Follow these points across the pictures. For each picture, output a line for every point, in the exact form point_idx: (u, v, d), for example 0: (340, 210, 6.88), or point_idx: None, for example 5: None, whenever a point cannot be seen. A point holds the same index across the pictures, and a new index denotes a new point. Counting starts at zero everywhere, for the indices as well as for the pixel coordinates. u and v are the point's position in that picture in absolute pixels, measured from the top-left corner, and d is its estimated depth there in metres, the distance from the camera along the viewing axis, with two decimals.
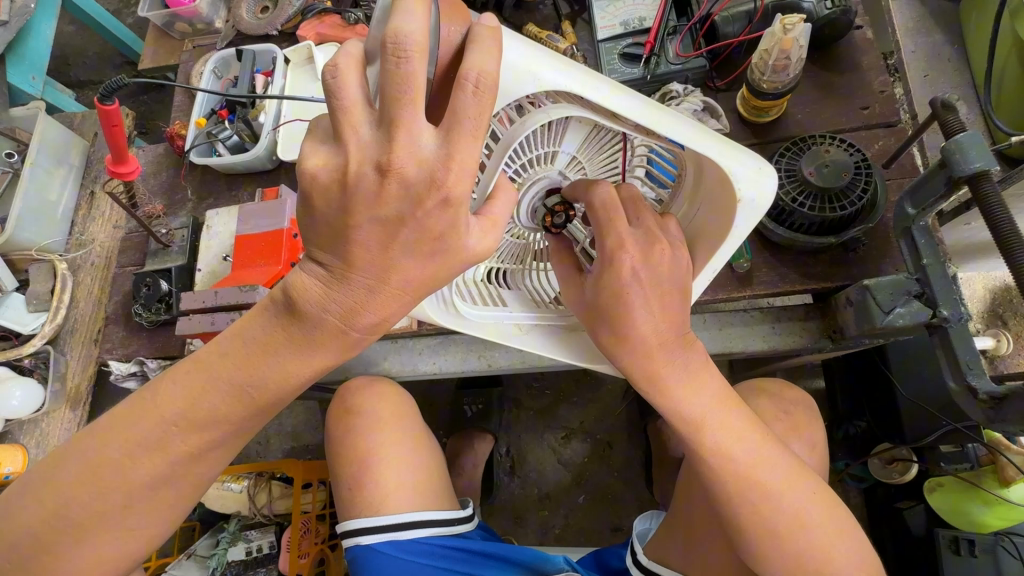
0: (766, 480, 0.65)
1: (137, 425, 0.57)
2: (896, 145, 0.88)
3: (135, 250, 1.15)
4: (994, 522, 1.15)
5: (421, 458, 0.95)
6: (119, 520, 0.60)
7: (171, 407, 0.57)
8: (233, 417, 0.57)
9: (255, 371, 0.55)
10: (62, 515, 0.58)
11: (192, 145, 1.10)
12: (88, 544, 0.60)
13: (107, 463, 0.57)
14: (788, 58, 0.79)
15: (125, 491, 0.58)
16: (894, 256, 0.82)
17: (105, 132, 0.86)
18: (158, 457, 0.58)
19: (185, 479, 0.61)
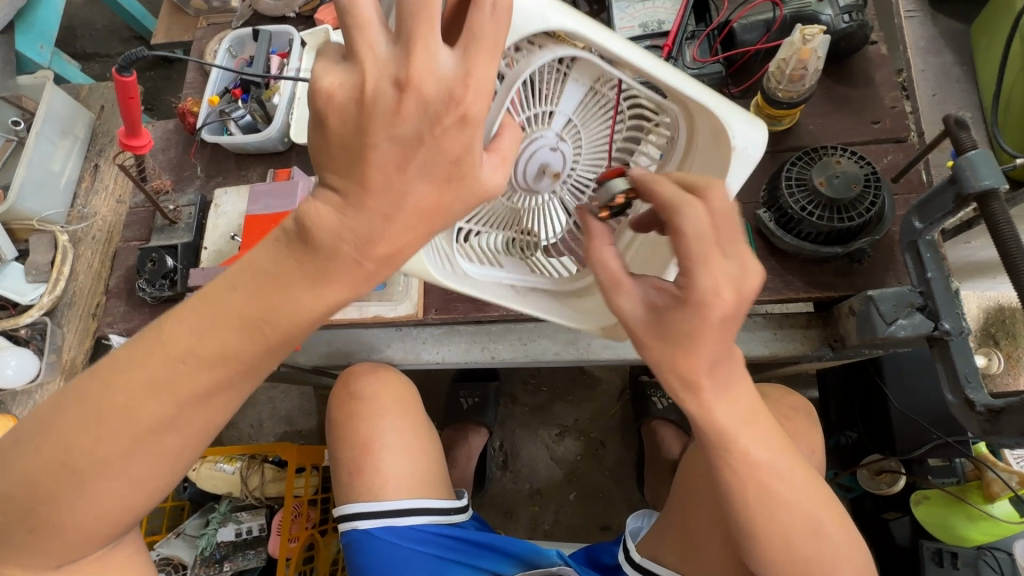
0: (783, 485, 0.64)
1: (142, 366, 0.54)
2: (905, 160, 0.89)
3: (140, 225, 1.14)
4: (978, 536, 1.18)
5: (422, 445, 0.96)
6: (124, 467, 0.57)
7: (177, 346, 0.53)
8: (247, 356, 0.54)
9: (267, 305, 0.52)
10: (63, 464, 0.56)
11: (204, 122, 1.10)
12: (88, 492, 0.57)
13: (111, 406, 0.54)
14: (806, 68, 0.79)
15: (126, 436, 0.55)
16: (898, 269, 0.83)
17: (120, 102, 0.85)
18: (166, 399, 0.54)
19: (192, 428, 0.57)
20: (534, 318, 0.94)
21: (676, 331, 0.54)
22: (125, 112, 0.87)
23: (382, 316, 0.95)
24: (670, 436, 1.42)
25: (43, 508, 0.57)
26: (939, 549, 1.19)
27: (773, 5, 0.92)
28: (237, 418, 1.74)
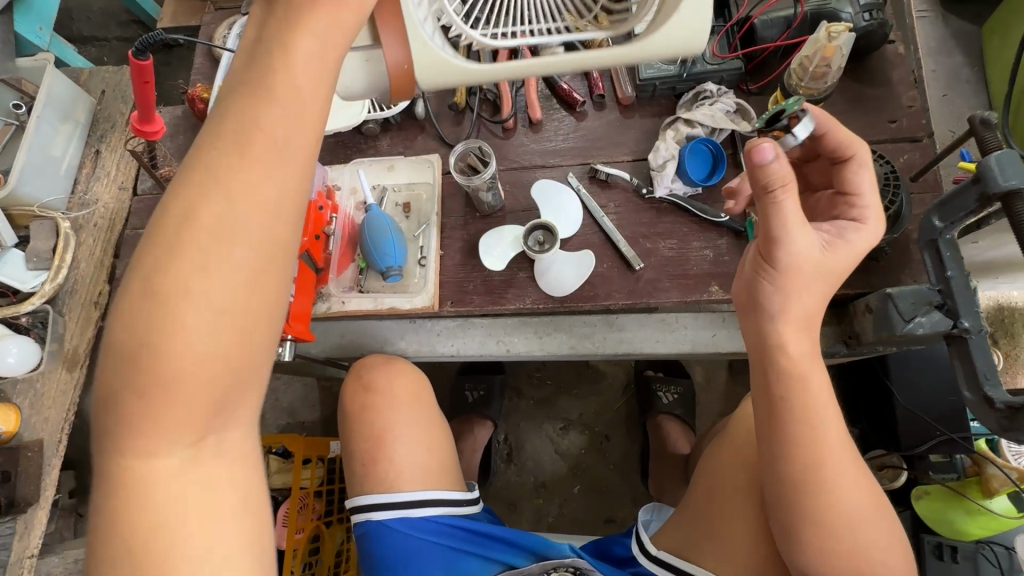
0: (831, 448, 0.70)
1: (161, 314, 0.48)
2: (921, 159, 0.90)
3: (148, 213, 1.13)
4: (976, 530, 1.21)
5: (436, 438, 0.96)
6: (207, 370, 0.49)
7: (201, 202, 0.49)
8: (264, 208, 0.50)
9: (257, 119, 0.50)
10: (143, 409, 0.50)
11: (215, 109, 1.08)
12: (186, 420, 0.51)
13: (153, 368, 0.48)
14: (829, 65, 0.80)
15: (193, 379, 0.49)
16: (914, 268, 0.84)
17: (135, 87, 0.83)
18: (222, 256, 0.49)
19: (257, 343, 0.51)
20: (550, 310, 0.94)
21: (837, 269, 0.67)
22: (138, 96, 0.85)
23: (398, 308, 0.95)
24: (675, 431, 1.43)
25: (130, 511, 0.51)
26: (939, 543, 1.24)
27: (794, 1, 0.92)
28: None
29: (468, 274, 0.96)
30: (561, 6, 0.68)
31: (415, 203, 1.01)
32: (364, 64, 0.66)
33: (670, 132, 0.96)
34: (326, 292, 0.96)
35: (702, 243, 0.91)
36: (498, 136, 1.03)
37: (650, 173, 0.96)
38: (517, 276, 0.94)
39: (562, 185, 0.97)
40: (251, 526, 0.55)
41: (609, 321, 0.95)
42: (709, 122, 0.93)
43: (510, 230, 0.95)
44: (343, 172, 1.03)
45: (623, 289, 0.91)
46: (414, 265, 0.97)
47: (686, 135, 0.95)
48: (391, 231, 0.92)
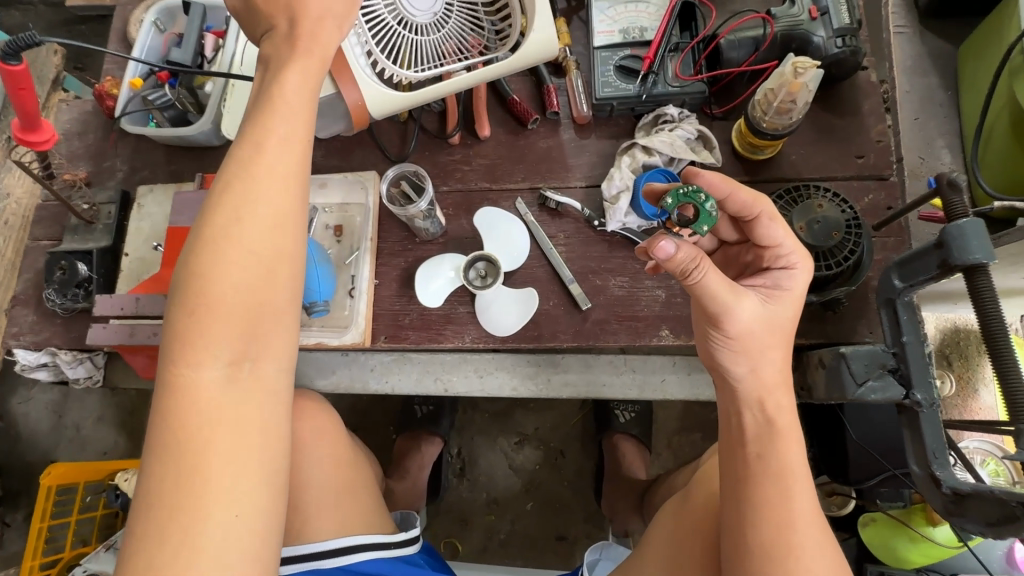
0: (800, 521, 0.67)
1: (208, 254, 0.57)
2: (885, 201, 0.85)
3: (52, 222, 1.00)
4: (916, 558, 1.22)
5: (354, 497, 0.88)
6: (242, 290, 0.57)
7: (235, 160, 0.59)
8: (292, 160, 0.60)
9: (283, 91, 0.61)
10: (185, 334, 0.56)
11: (124, 109, 0.96)
12: (223, 342, 0.56)
13: (204, 295, 0.56)
14: (795, 101, 0.73)
15: (232, 304, 0.57)
16: (871, 319, 0.80)
17: (9, 94, 0.71)
18: (252, 193, 0.58)
19: (283, 272, 0.59)
20: (491, 349, 0.87)
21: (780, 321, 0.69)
22: (19, 104, 0.73)
23: (325, 344, 0.87)
24: (631, 452, 1.40)
25: (170, 430, 0.55)
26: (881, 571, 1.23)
27: (764, 21, 0.86)
28: None
29: (404, 306, 0.88)
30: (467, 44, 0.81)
31: (348, 225, 0.91)
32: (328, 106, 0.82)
33: (627, 158, 0.88)
34: None
35: (655, 282, 0.85)
36: (442, 152, 0.94)
37: (603, 203, 0.89)
38: (456, 311, 0.87)
39: (509, 213, 0.90)
40: (269, 443, 0.58)
41: (556, 361, 0.89)
42: (668, 150, 0.86)
43: (450, 259, 0.87)
44: None
45: (569, 329, 0.85)
46: (344, 296, 0.88)
47: (644, 163, 0.87)
48: (316, 263, 0.83)
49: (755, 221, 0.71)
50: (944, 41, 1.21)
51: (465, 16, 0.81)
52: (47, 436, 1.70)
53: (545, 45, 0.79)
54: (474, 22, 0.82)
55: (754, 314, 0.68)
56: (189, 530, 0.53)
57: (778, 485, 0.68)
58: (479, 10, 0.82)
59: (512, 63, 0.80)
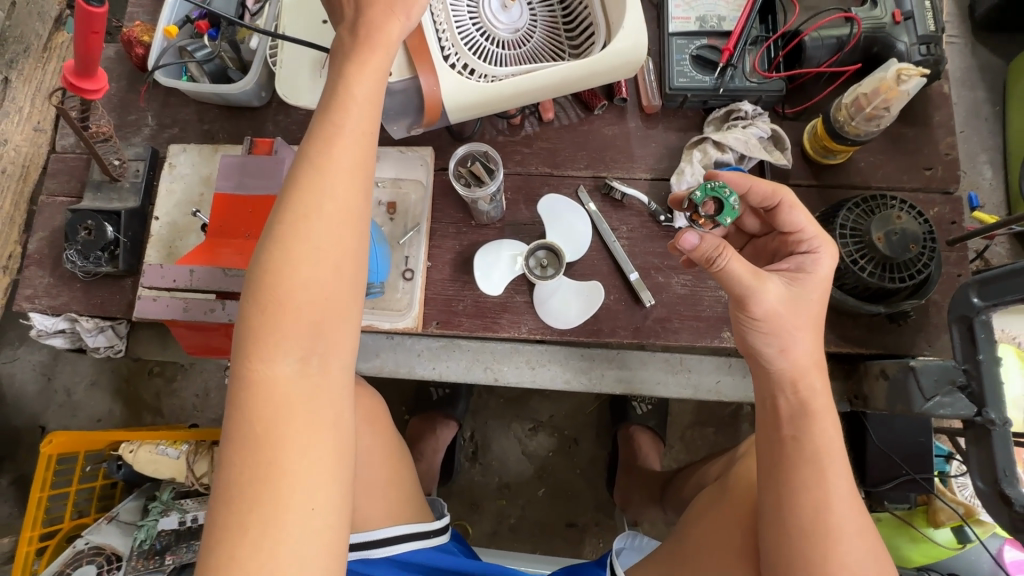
0: (838, 505, 0.63)
1: (277, 250, 0.52)
2: (951, 215, 0.85)
3: (70, 177, 0.92)
4: (918, 558, 1.28)
5: (400, 485, 0.85)
6: (312, 286, 0.52)
7: (304, 150, 0.54)
8: (359, 147, 0.55)
9: (355, 71, 0.56)
10: (254, 335, 0.52)
11: (158, 61, 0.87)
12: (290, 341, 0.52)
13: (278, 292, 0.52)
14: (886, 108, 0.72)
15: (302, 300, 0.52)
16: (930, 332, 0.81)
17: (78, 38, 0.64)
18: (319, 184, 0.53)
19: (350, 267, 0.54)
20: (547, 340, 0.85)
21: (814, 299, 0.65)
22: (80, 50, 0.66)
23: (377, 327, 0.83)
24: (647, 445, 1.41)
25: (242, 432, 0.51)
26: None
27: (848, 19, 0.83)
28: (178, 385, 1.59)
29: (458, 292, 0.85)
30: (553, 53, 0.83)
31: (401, 202, 0.87)
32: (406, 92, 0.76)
33: (697, 153, 0.86)
34: None
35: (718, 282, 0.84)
36: (503, 134, 0.91)
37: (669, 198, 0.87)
38: (513, 300, 0.84)
39: (571, 201, 0.87)
40: (341, 445, 0.54)
41: (610, 355, 0.88)
42: (742, 147, 0.83)
43: (509, 247, 0.84)
44: None
45: (629, 325, 0.83)
46: (396, 277, 0.84)
47: (715, 160, 0.85)
48: (376, 242, 0.79)
49: (776, 209, 0.69)
50: (994, 56, 1.21)
51: (547, 33, 0.83)
52: (34, 399, 1.61)
53: (635, 49, 0.76)
54: (554, 41, 0.84)
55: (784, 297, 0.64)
56: (266, 536, 0.49)
57: (814, 467, 0.64)
58: (560, 29, 0.84)
59: (585, 65, 0.76)
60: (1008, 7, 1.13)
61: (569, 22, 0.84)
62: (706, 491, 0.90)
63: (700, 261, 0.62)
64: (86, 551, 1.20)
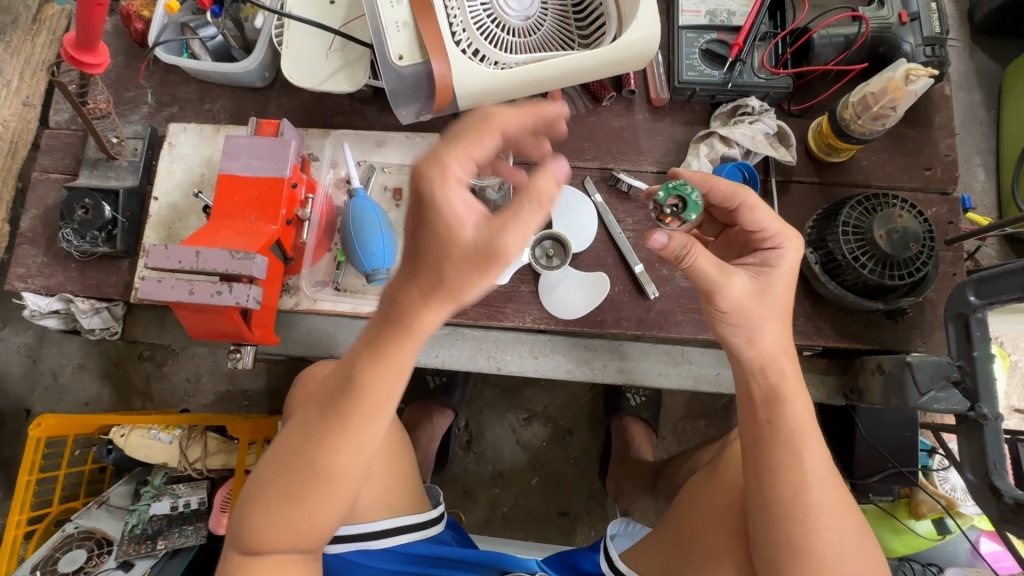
0: (817, 484, 0.64)
1: (308, 434, 0.57)
2: (948, 215, 0.86)
3: (65, 154, 0.90)
4: (901, 549, 1.33)
5: (400, 473, 0.87)
6: (318, 477, 0.57)
7: (349, 355, 0.56)
8: (395, 364, 0.55)
9: (421, 276, 0.50)
10: (267, 489, 0.59)
11: (159, 37, 0.85)
12: (289, 509, 0.58)
13: (295, 490, 0.58)
14: (893, 108, 0.73)
15: (308, 481, 0.58)
16: (925, 329, 0.83)
17: (82, 8, 0.62)
18: (352, 393, 0.56)
19: (355, 464, 0.58)
20: (550, 330, 0.86)
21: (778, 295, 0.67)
22: (82, 19, 0.64)
23: None
24: (640, 435, 1.43)
25: (238, 546, 0.61)
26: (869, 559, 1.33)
27: (855, 19, 0.84)
28: (169, 370, 1.57)
29: None
30: (564, 42, 0.82)
31: (407, 188, 0.87)
32: (417, 78, 0.76)
33: (704, 147, 0.87)
34: (292, 284, 0.81)
35: None
36: None
37: None
38: (518, 290, 0.84)
39: (577, 191, 0.87)
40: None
41: (612, 347, 0.89)
42: (749, 142, 0.84)
43: None
44: (322, 143, 0.87)
45: (632, 317, 0.84)
46: None
47: (722, 155, 0.85)
48: (383, 229, 0.78)
49: (737, 211, 0.69)
50: (991, 60, 1.23)
51: (557, 22, 0.82)
52: (20, 381, 1.57)
53: (646, 42, 0.76)
54: (565, 30, 0.82)
55: (747, 292, 0.66)
56: None
57: (792, 446, 0.66)
58: (571, 17, 0.82)
59: (597, 57, 0.76)
60: (1007, 11, 1.15)
61: (580, 11, 0.83)
62: (698, 475, 0.92)
63: (669, 259, 0.64)
64: (75, 534, 1.18)
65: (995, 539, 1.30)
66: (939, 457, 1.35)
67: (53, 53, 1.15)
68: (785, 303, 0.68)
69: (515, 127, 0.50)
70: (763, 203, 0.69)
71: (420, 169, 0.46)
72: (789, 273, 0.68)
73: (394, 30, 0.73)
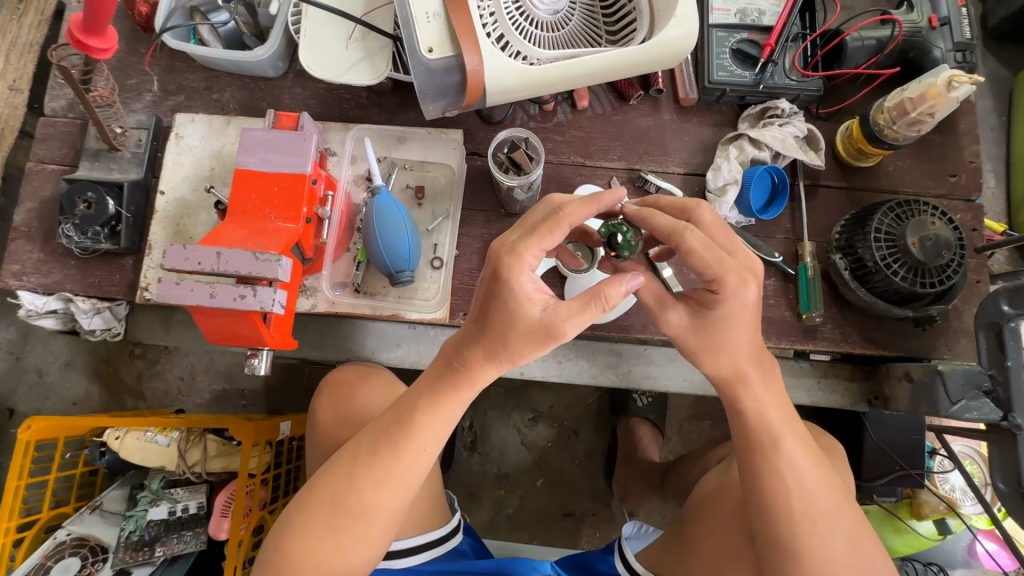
0: (805, 491, 0.65)
1: (369, 455, 0.65)
2: (973, 222, 0.86)
3: (62, 143, 0.85)
4: (903, 548, 1.34)
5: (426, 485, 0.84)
6: (369, 495, 0.64)
7: (414, 389, 0.66)
8: (451, 403, 0.65)
9: (491, 342, 0.60)
10: (321, 499, 0.66)
11: (166, 23, 0.80)
12: (339, 520, 0.64)
13: (338, 520, 0.64)
14: (931, 113, 0.73)
15: (362, 497, 0.64)
16: (950, 336, 0.83)
17: None
18: (409, 423, 0.65)
19: (404, 485, 0.65)
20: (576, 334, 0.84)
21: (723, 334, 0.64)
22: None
23: (403, 316, 0.80)
24: (647, 436, 1.41)
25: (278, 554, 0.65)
26: None
27: (887, 22, 0.83)
28: (162, 368, 1.51)
29: None
30: (593, 38, 0.79)
31: (429, 186, 0.84)
32: (445, 71, 0.73)
33: (733, 150, 0.85)
34: (310, 285, 0.79)
35: None
36: (535, 119, 0.87)
37: (703, 194, 0.86)
38: None
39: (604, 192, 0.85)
40: None
41: (637, 352, 0.88)
42: (779, 146, 0.83)
43: None
44: (342, 137, 0.84)
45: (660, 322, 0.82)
46: (425, 266, 0.82)
47: (752, 158, 0.84)
48: (409, 229, 0.74)
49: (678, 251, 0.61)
50: (1001, 67, 1.24)
51: (585, 17, 0.79)
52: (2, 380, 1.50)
53: (682, 42, 0.74)
54: (592, 26, 0.80)
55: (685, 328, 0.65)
56: None
57: (775, 453, 0.66)
58: (599, 13, 0.80)
59: (630, 55, 0.74)
60: (1020, 19, 1.15)
61: (607, 7, 0.80)
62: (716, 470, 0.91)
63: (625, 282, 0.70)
64: (68, 542, 1.13)
65: (994, 538, 1.31)
66: (941, 458, 1.33)
67: (41, 34, 1.08)
68: (746, 341, 0.65)
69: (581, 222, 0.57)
70: (702, 245, 0.59)
71: (499, 256, 0.56)
72: (740, 311, 0.62)
73: (425, 21, 0.70)
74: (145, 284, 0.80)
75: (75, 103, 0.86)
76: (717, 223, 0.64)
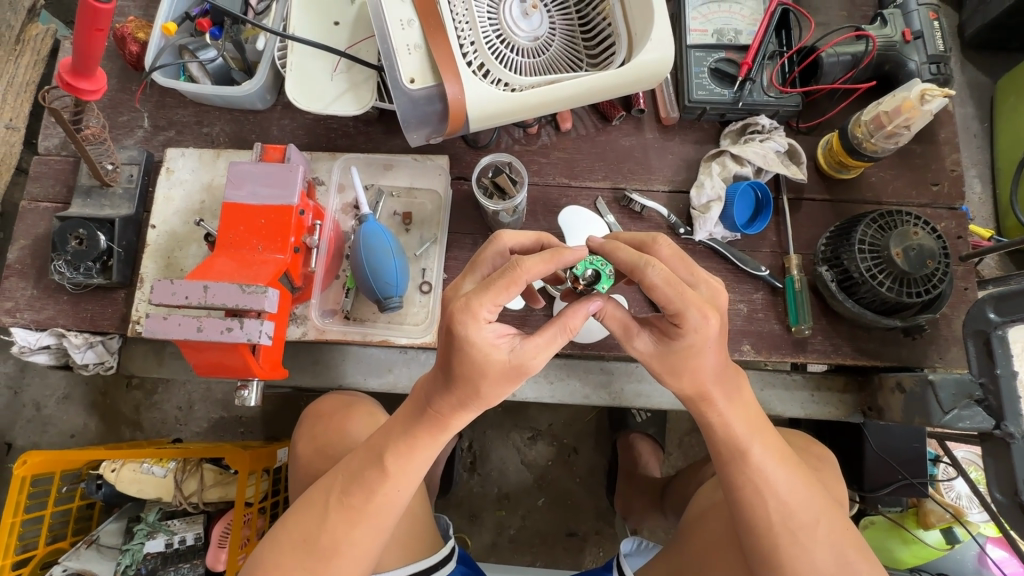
0: (786, 501, 0.64)
1: (344, 495, 0.65)
2: (958, 230, 0.87)
3: (55, 181, 0.86)
4: (911, 559, 1.32)
5: (412, 510, 0.84)
6: (344, 534, 0.64)
7: (387, 428, 0.66)
8: (423, 448, 0.63)
9: (458, 393, 0.58)
10: (295, 539, 0.65)
11: (156, 61, 0.81)
12: (315, 560, 0.64)
13: (309, 560, 0.64)
14: (908, 126, 0.75)
15: (335, 537, 0.64)
16: (941, 345, 0.83)
17: (80, 35, 0.57)
18: (382, 463, 0.64)
19: (379, 525, 0.65)
20: (566, 353, 0.85)
21: (690, 364, 0.60)
22: (80, 47, 0.59)
23: (392, 341, 0.80)
24: (647, 452, 1.40)
25: None
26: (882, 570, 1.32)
27: (861, 37, 0.84)
28: (159, 398, 1.51)
29: None
30: (573, 62, 0.81)
31: (416, 211, 0.85)
32: (424, 100, 0.74)
33: (716, 166, 0.86)
34: (300, 313, 0.80)
35: (736, 295, 0.84)
36: (519, 142, 0.89)
37: (688, 211, 0.87)
38: (533, 313, 0.85)
39: (590, 212, 0.85)
40: None
41: (629, 369, 0.88)
42: (761, 161, 0.84)
43: None
44: (330, 166, 0.85)
45: None
46: (414, 291, 0.82)
47: (734, 174, 0.85)
48: (395, 256, 0.74)
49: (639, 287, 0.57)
50: (982, 75, 1.26)
51: (565, 43, 0.81)
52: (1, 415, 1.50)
53: (660, 64, 0.75)
54: (572, 50, 0.81)
55: (649, 358, 0.61)
56: None
57: (749, 467, 0.64)
58: (578, 37, 0.81)
59: (610, 77, 0.75)
60: (996, 28, 1.18)
61: (587, 32, 0.82)
62: (710, 483, 0.90)
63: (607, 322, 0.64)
64: None
65: (1004, 547, 1.29)
66: (945, 466, 1.33)
67: (38, 75, 1.10)
68: (714, 364, 0.61)
69: (542, 277, 0.54)
70: (670, 281, 0.55)
71: (454, 313, 0.53)
72: (703, 342, 0.58)
73: (406, 53, 0.72)
74: (136, 317, 0.80)
75: (68, 141, 0.88)
76: (676, 255, 0.62)
